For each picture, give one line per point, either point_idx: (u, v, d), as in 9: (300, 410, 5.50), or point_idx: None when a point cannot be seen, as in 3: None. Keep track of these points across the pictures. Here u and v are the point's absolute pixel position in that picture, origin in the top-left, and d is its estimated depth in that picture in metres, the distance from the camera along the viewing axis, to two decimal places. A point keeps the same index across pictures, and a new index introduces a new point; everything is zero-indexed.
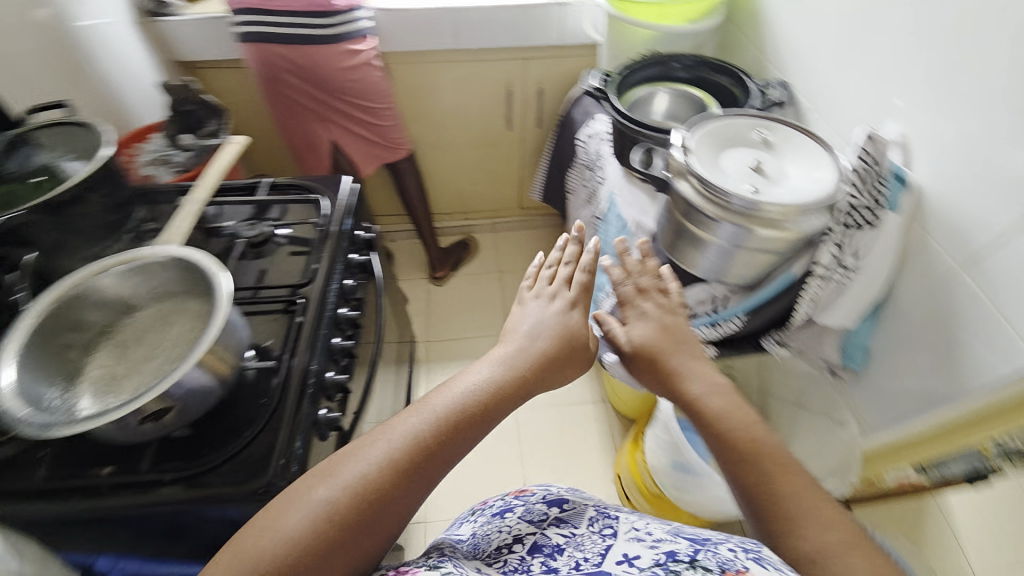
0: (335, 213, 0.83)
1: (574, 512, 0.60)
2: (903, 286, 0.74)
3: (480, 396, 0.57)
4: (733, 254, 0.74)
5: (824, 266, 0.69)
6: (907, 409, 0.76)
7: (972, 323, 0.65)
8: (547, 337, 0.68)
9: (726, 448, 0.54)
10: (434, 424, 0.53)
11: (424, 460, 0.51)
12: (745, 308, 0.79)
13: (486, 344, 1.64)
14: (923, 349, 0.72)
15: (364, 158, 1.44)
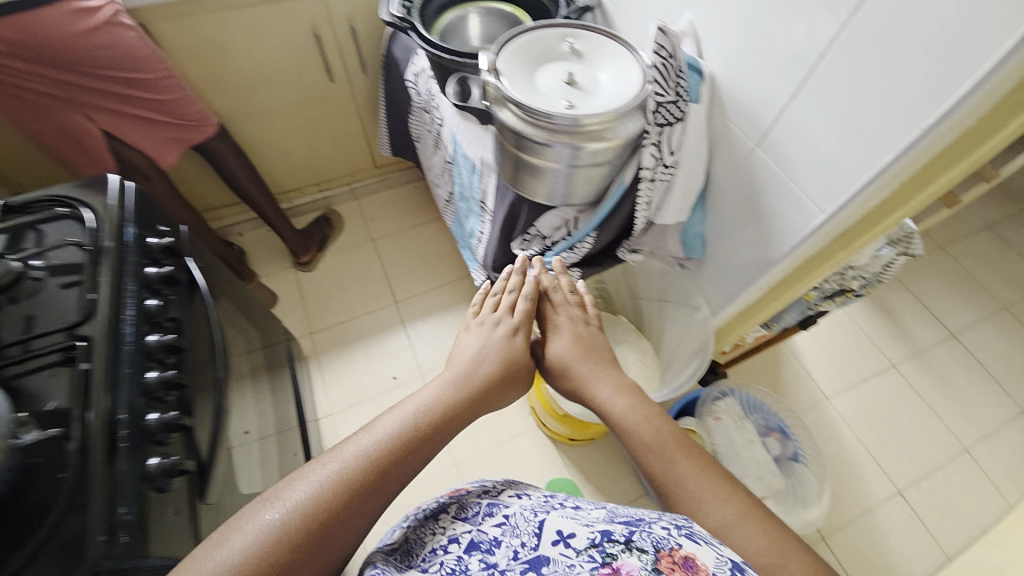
0: (103, 223, 0.66)
1: (512, 501, 0.58)
2: (718, 172, 0.77)
3: (439, 413, 0.60)
4: (571, 175, 0.73)
5: (650, 169, 0.70)
6: (737, 284, 0.84)
7: (772, 196, 0.70)
8: (494, 360, 0.70)
9: (639, 454, 0.60)
10: (390, 443, 0.55)
11: (383, 479, 0.52)
12: (592, 227, 0.81)
13: (377, 319, 1.55)
14: (739, 226, 0.78)
15: (157, 144, 1.19)
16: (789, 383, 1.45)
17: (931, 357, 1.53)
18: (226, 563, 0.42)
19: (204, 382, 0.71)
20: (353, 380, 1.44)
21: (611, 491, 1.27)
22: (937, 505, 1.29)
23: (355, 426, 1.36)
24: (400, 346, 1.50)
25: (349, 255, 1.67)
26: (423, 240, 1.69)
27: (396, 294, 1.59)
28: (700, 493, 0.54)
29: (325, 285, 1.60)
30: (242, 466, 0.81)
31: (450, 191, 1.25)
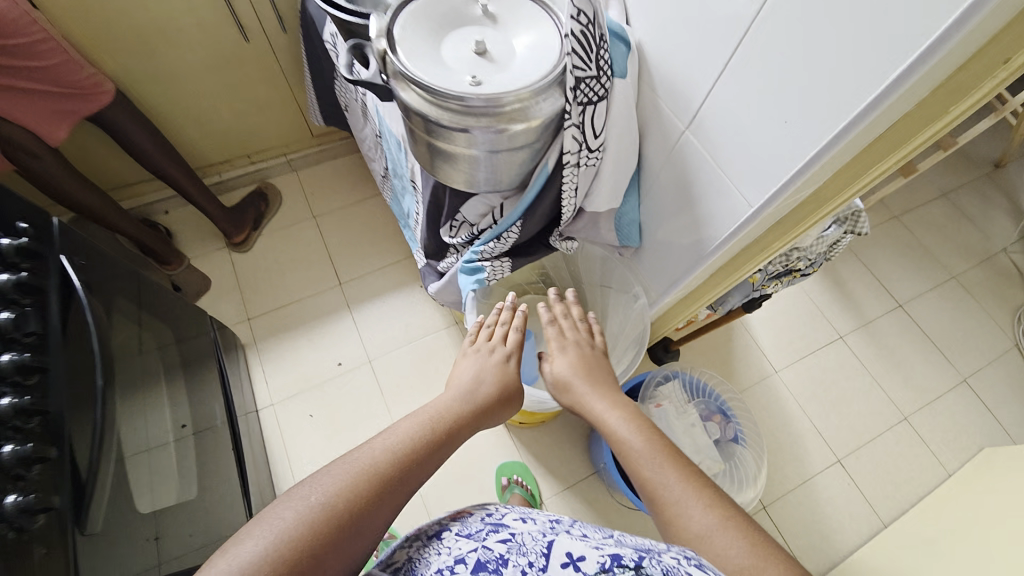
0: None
1: (520, 522, 0.52)
2: (651, 155, 0.70)
3: (449, 424, 0.68)
4: (493, 162, 0.63)
5: (573, 154, 0.62)
6: (672, 273, 0.79)
7: (703, 183, 0.64)
8: (491, 381, 0.77)
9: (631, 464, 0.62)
10: (411, 442, 0.61)
11: (404, 475, 0.58)
12: (517, 216, 0.72)
13: (319, 302, 1.46)
14: (672, 213, 0.72)
15: (42, 117, 1.05)
16: (739, 357, 1.46)
17: (879, 327, 1.55)
18: (275, 530, 0.48)
19: (79, 397, 0.65)
20: (296, 367, 1.37)
21: (562, 471, 1.28)
22: (871, 471, 1.36)
23: (299, 415, 1.31)
24: (346, 330, 1.43)
25: (289, 233, 1.56)
26: (368, 216, 1.59)
27: (341, 275, 1.50)
28: (685, 501, 0.55)
29: (263, 267, 1.50)
30: (140, 476, 0.76)
31: (384, 166, 1.15)
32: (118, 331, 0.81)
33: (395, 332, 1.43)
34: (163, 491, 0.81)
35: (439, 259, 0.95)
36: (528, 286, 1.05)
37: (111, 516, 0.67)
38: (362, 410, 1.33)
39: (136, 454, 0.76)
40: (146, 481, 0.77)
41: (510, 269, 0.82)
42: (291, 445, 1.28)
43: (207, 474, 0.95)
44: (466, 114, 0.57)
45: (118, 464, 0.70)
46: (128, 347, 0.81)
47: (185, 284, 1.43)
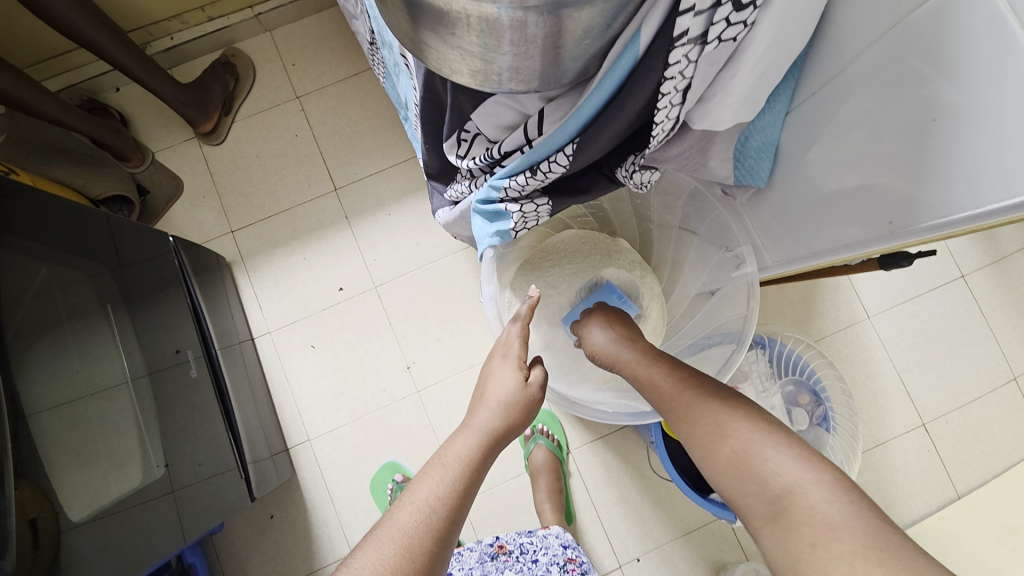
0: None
1: (543, 550, 0.84)
2: (860, 19, 0.40)
3: (473, 466, 0.55)
4: (530, 31, 0.31)
5: (699, 16, 0.31)
6: (830, 230, 0.52)
7: (968, 99, 0.35)
8: (505, 406, 0.62)
9: (656, 403, 0.58)
10: (443, 494, 0.51)
11: (440, 542, 0.48)
12: (567, 133, 0.41)
13: (312, 212, 1.21)
14: (870, 136, 0.44)
15: None
16: (823, 299, 1.19)
17: (1014, 266, 1.20)
18: None
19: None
20: (293, 290, 1.19)
21: (592, 421, 1.13)
22: (957, 437, 1.16)
23: (299, 345, 1.17)
24: (345, 247, 1.20)
25: (268, 121, 1.24)
26: (363, 99, 1.23)
27: (335, 179, 1.22)
28: (717, 412, 0.52)
29: (242, 167, 1.22)
30: (73, 470, 0.65)
31: (368, 27, 0.78)
32: (9, 303, 0.61)
33: (404, 253, 1.19)
34: (124, 467, 0.73)
35: (447, 185, 0.65)
36: (571, 220, 0.81)
37: (33, 538, 0.59)
38: (369, 343, 1.16)
39: (69, 445, 0.65)
40: (93, 465, 0.68)
41: (548, 214, 0.54)
42: (294, 376, 1.17)
43: (190, 429, 0.85)
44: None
45: (32, 476, 0.60)
46: (33, 321, 0.64)
47: (154, 187, 1.21)
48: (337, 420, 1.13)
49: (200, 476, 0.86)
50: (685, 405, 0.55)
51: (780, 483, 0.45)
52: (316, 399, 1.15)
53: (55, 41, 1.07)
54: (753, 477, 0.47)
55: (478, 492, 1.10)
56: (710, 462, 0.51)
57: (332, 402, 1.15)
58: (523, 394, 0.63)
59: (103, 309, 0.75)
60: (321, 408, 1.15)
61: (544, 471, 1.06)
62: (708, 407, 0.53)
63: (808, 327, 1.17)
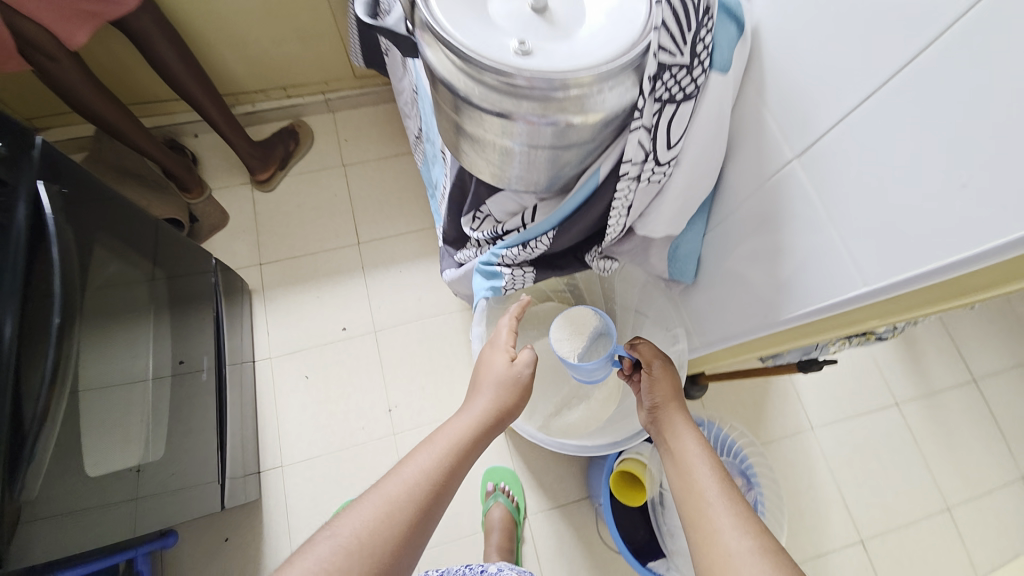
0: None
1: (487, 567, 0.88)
2: (735, 180, 0.60)
3: (462, 452, 0.64)
4: (532, 158, 0.50)
5: (634, 165, 0.49)
6: (740, 325, 0.66)
7: (822, 232, 0.49)
8: (491, 390, 0.71)
9: (685, 501, 0.56)
10: (428, 470, 0.60)
11: (416, 518, 0.56)
12: (549, 224, 0.59)
13: (334, 259, 1.38)
14: (755, 256, 0.60)
15: (52, 17, 0.96)
16: (772, 405, 1.32)
17: (942, 402, 1.35)
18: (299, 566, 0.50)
19: (14, 355, 0.56)
20: (301, 323, 1.31)
21: (552, 489, 1.19)
22: (894, 559, 1.21)
23: (295, 374, 1.27)
24: (356, 293, 1.35)
25: (315, 180, 1.46)
26: (398, 175, 1.47)
27: (360, 234, 1.41)
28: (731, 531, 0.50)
29: (284, 212, 1.42)
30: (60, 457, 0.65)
31: (419, 127, 1.02)
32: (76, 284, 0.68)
33: (407, 306, 1.34)
34: (101, 461, 0.74)
35: (457, 250, 0.82)
36: (554, 294, 0.97)
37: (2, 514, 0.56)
38: (360, 382, 1.26)
39: (60, 434, 0.64)
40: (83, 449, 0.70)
41: (532, 281, 0.70)
42: (283, 402, 1.25)
43: (175, 436, 0.91)
44: (507, 94, 0.44)
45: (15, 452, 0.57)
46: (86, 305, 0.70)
47: (203, 216, 1.39)
48: (314, 450, 1.20)
49: (167, 487, 0.89)
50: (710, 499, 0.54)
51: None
52: (298, 428, 1.23)
53: (160, 92, 1.33)
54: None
55: (433, 545, 1.13)
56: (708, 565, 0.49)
57: (312, 432, 1.22)
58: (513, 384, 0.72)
59: (146, 309, 0.86)
60: (300, 437, 1.22)
61: (499, 528, 1.09)
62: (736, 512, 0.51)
63: (758, 428, 1.28)
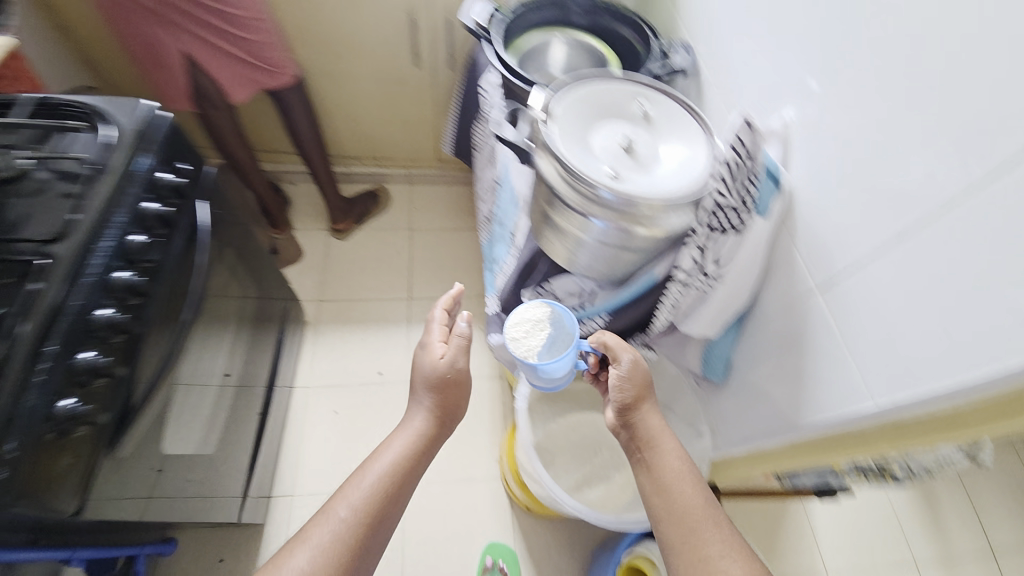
0: (118, 146, 0.64)
1: None
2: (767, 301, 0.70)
3: (398, 474, 0.66)
4: (601, 251, 0.64)
5: (685, 273, 0.62)
6: (764, 429, 0.73)
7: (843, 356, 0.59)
8: (428, 390, 0.73)
9: (670, 514, 0.60)
10: (359, 506, 0.62)
11: (360, 547, 0.60)
12: (606, 308, 0.71)
13: (385, 308, 1.51)
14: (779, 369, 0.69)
15: (232, 78, 1.17)
16: (783, 534, 1.29)
17: (964, 568, 1.29)
18: None
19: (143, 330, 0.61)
20: (341, 360, 1.41)
21: None
22: None
23: (324, 408, 1.33)
24: (397, 342, 1.45)
25: (384, 236, 1.64)
26: (456, 245, 1.64)
27: (413, 290, 1.55)
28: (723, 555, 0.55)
29: (350, 259, 1.59)
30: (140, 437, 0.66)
31: (491, 210, 1.19)
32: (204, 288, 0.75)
33: None
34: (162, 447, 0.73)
35: None
36: None
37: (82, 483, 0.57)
38: (382, 427, 1.31)
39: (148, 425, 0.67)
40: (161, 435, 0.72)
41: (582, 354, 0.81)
42: (308, 431, 1.30)
43: (228, 444, 0.95)
44: (591, 203, 0.58)
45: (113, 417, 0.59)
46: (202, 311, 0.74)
47: (281, 250, 1.56)
48: (324, 486, 1.22)
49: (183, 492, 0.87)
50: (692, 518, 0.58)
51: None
52: (315, 460, 1.26)
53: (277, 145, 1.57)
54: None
55: None
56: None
57: (327, 468, 1.25)
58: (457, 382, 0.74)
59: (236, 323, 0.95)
60: (314, 470, 1.25)
61: None
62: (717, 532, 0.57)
63: (771, 556, 1.24)
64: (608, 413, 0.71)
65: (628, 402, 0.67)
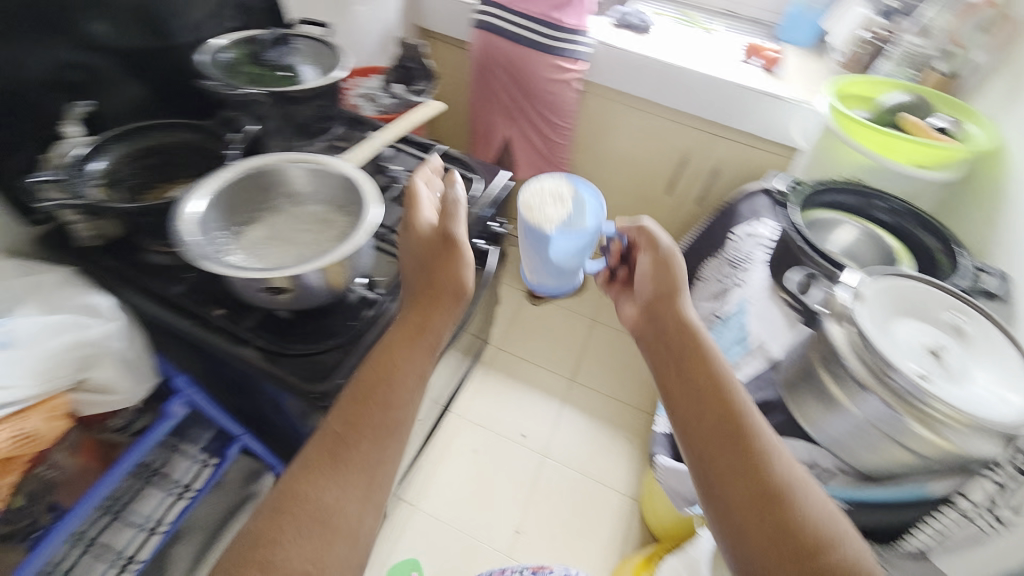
0: (487, 199, 0.86)
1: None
2: None
3: (388, 386, 0.54)
4: (866, 431, 0.65)
5: (972, 503, 0.63)
6: None
7: None
8: (412, 250, 0.60)
9: (741, 480, 0.51)
10: (353, 426, 0.52)
11: (356, 469, 0.51)
12: (849, 497, 0.71)
13: (548, 379, 1.62)
14: None
15: (528, 166, 1.38)
16: None
17: None
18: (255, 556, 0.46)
19: None
20: (496, 408, 1.52)
21: None
22: None
23: (467, 444, 1.44)
24: (547, 414, 1.53)
25: (569, 316, 1.79)
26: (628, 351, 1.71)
27: (576, 375, 1.64)
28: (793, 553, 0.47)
29: (534, 323, 1.75)
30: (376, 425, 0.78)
31: None
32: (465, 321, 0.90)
33: (579, 454, 1.45)
34: None
35: None
36: None
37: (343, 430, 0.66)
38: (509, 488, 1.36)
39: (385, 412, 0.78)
40: None
41: None
42: (448, 457, 1.41)
43: (412, 443, 1.08)
44: (898, 406, 0.59)
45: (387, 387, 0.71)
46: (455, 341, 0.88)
47: None
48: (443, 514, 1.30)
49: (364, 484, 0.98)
50: (756, 458, 0.52)
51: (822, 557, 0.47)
52: (445, 487, 1.36)
53: None
54: (795, 543, 0.47)
55: None
56: (733, 513, 0.50)
57: (450, 500, 1.33)
58: (450, 258, 0.57)
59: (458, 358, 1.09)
60: (440, 494, 1.34)
61: None
62: (792, 477, 0.51)
63: None
64: (633, 309, 0.67)
65: (659, 295, 0.64)
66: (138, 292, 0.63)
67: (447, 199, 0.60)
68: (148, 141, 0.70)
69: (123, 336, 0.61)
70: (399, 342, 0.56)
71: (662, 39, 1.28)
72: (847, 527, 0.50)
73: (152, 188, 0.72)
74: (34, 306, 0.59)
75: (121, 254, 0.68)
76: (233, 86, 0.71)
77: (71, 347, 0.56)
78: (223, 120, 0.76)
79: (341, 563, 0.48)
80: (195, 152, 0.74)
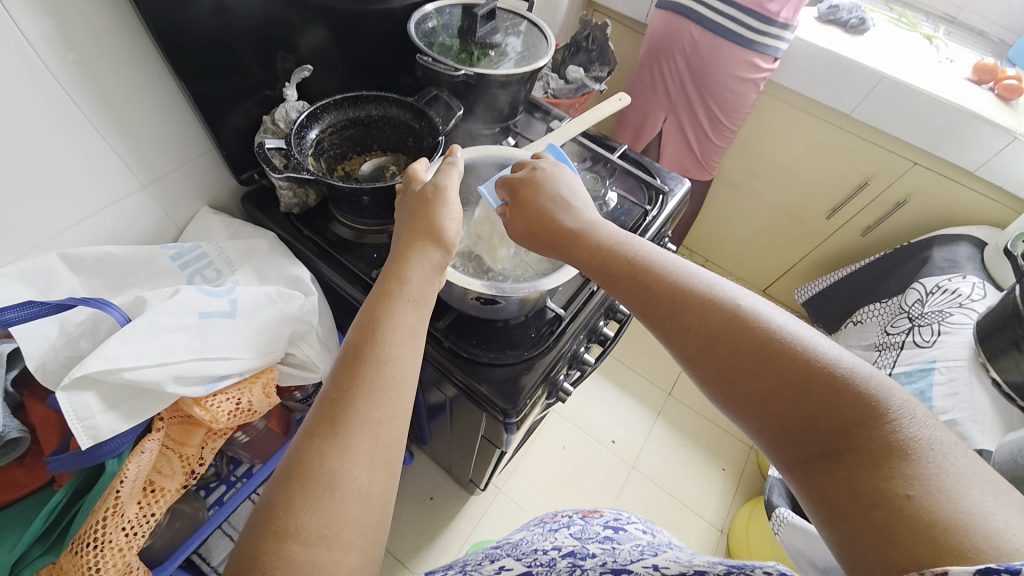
0: (668, 216, 0.80)
1: (625, 534, 0.57)
2: None
3: (371, 326, 0.40)
4: None
5: None
6: None
7: None
8: (417, 222, 0.48)
9: (775, 401, 0.36)
10: (337, 371, 0.38)
11: (340, 412, 0.36)
12: None
13: (644, 388, 1.57)
14: None
15: (671, 160, 1.28)
16: None
17: None
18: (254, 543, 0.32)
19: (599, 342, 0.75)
20: (588, 407, 1.49)
21: None
22: None
23: (556, 440, 1.40)
24: (640, 425, 1.48)
25: None
26: None
27: (673, 390, 1.58)
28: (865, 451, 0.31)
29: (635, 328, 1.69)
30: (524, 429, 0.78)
31: None
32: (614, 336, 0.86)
33: (669, 473, 1.39)
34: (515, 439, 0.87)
35: None
36: None
37: (506, 439, 0.66)
38: (594, 494, 1.31)
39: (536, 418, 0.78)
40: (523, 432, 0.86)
41: None
42: (536, 449, 1.38)
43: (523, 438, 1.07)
44: None
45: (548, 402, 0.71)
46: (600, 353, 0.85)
47: None
48: (525, 505, 1.27)
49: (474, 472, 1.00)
50: (705, 296, 0.42)
51: (849, 383, 0.34)
52: (528, 478, 1.32)
53: None
54: (822, 384, 0.35)
55: None
56: (736, 384, 0.39)
57: (533, 492, 1.30)
58: (430, 210, 0.48)
59: None
60: (524, 483, 1.31)
61: None
62: (740, 309, 0.40)
63: None
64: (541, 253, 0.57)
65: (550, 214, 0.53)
66: (334, 265, 0.65)
67: (428, 184, 0.50)
68: (359, 112, 0.68)
69: (316, 312, 0.61)
70: (385, 297, 0.43)
71: (872, 46, 1.11)
72: (833, 342, 0.37)
73: (346, 158, 0.71)
74: (250, 273, 0.63)
75: (317, 224, 0.69)
76: (447, 65, 0.67)
77: (281, 322, 0.56)
78: (429, 98, 0.73)
79: (349, 513, 0.34)
80: (396, 129, 0.71)
